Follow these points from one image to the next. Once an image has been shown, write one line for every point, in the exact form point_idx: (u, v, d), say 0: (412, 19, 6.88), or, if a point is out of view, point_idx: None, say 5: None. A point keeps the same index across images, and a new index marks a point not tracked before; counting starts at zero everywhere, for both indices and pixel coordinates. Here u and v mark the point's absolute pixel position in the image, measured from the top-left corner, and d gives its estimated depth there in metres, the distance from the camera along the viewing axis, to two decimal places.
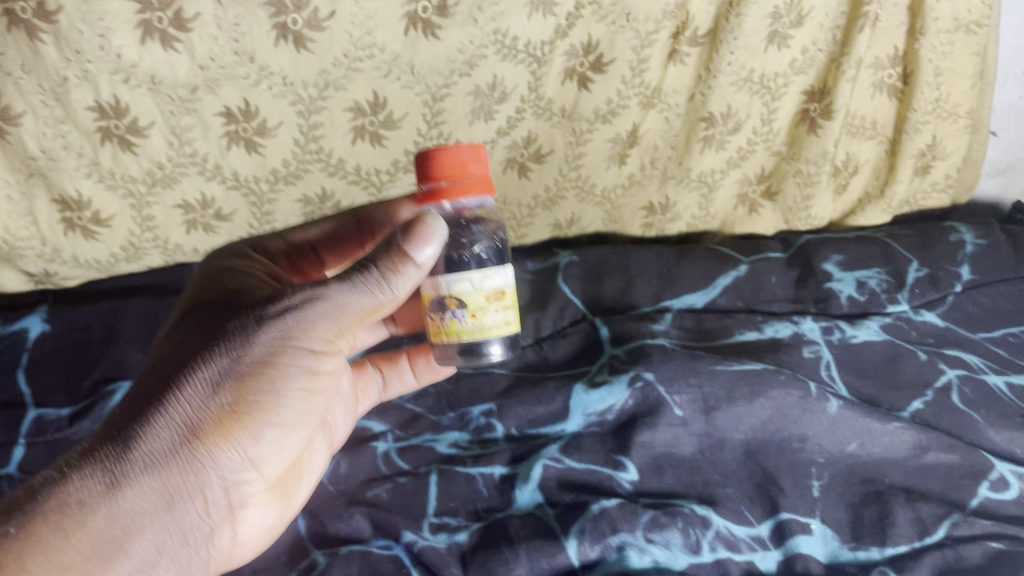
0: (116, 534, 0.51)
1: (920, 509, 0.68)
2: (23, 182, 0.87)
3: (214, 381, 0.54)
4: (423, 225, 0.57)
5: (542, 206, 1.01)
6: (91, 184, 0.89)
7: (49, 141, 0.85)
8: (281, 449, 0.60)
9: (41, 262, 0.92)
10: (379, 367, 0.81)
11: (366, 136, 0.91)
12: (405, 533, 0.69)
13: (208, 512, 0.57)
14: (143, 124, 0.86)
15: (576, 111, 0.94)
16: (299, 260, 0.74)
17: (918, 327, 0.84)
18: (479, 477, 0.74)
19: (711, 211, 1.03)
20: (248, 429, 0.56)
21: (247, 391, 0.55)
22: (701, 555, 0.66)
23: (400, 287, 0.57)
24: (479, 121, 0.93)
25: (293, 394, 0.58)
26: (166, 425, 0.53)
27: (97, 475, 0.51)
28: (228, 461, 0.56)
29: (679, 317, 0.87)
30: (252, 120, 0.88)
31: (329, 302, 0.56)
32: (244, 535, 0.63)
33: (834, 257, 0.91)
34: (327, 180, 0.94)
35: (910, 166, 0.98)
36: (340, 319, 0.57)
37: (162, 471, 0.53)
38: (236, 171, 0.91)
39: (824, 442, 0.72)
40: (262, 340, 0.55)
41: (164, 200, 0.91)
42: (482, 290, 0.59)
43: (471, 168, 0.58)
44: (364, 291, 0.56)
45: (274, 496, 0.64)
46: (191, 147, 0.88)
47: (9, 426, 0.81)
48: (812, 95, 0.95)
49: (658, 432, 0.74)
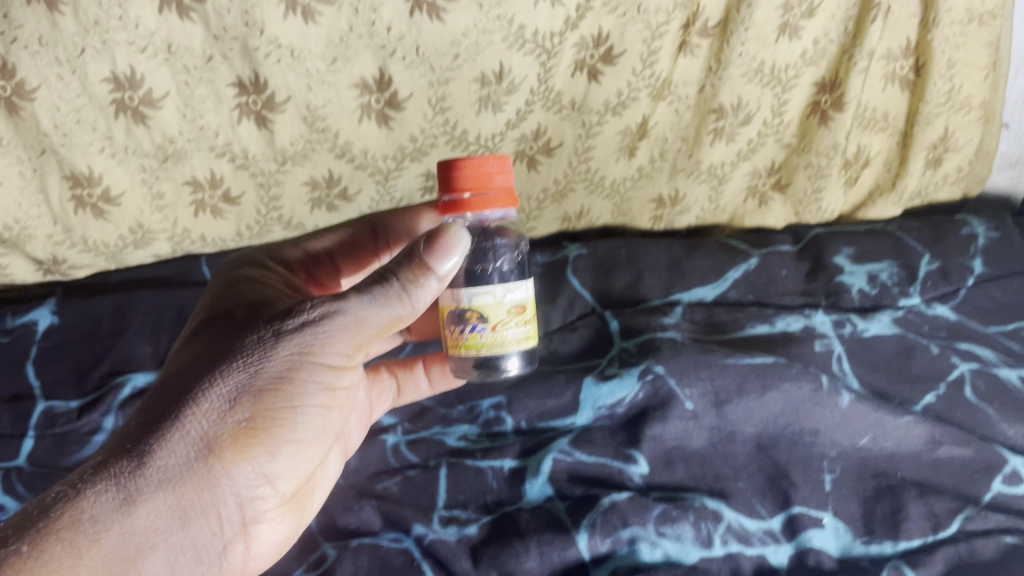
0: (128, 552, 0.50)
1: (934, 504, 0.67)
2: (35, 159, 0.86)
3: (231, 397, 0.54)
4: (446, 238, 0.56)
5: (551, 198, 1.01)
6: (103, 159, 0.87)
7: (63, 117, 0.84)
8: (298, 466, 0.58)
9: (50, 245, 0.91)
10: (393, 372, 0.80)
11: (372, 114, 0.90)
12: (416, 525, 0.69)
13: (222, 529, 0.56)
14: (156, 96, 0.84)
15: (586, 103, 0.93)
16: (316, 268, 0.75)
17: (930, 321, 0.84)
18: (489, 470, 0.74)
19: (722, 204, 1.03)
20: (265, 446, 0.55)
21: (265, 408, 0.54)
22: (713, 549, 0.66)
23: (421, 300, 0.56)
24: (487, 111, 0.92)
25: (312, 411, 0.56)
26: (181, 440, 0.52)
27: (110, 490, 0.50)
28: (245, 478, 0.55)
29: (689, 310, 0.87)
30: (261, 92, 0.86)
31: (349, 317, 0.55)
32: (259, 548, 0.62)
33: (846, 249, 0.90)
34: (334, 163, 0.93)
35: (922, 159, 0.98)
36: (360, 334, 0.56)
37: (176, 487, 0.52)
38: (246, 149, 0.90)
39: (836, 436, 0.72)
40: (279, 356, 0.54)
41: (175, 176, 0.90)
42: (503, 304, 0.59)
43: (496, 179, 0.60)
44: (384, 304, 0.55)
45: (287, 510, 0.64)
46: (203, 120, 0.87)
47: (19, 420, 0.82)
48: (824, 86, 0.94)
49: (669, 425, 0.74)
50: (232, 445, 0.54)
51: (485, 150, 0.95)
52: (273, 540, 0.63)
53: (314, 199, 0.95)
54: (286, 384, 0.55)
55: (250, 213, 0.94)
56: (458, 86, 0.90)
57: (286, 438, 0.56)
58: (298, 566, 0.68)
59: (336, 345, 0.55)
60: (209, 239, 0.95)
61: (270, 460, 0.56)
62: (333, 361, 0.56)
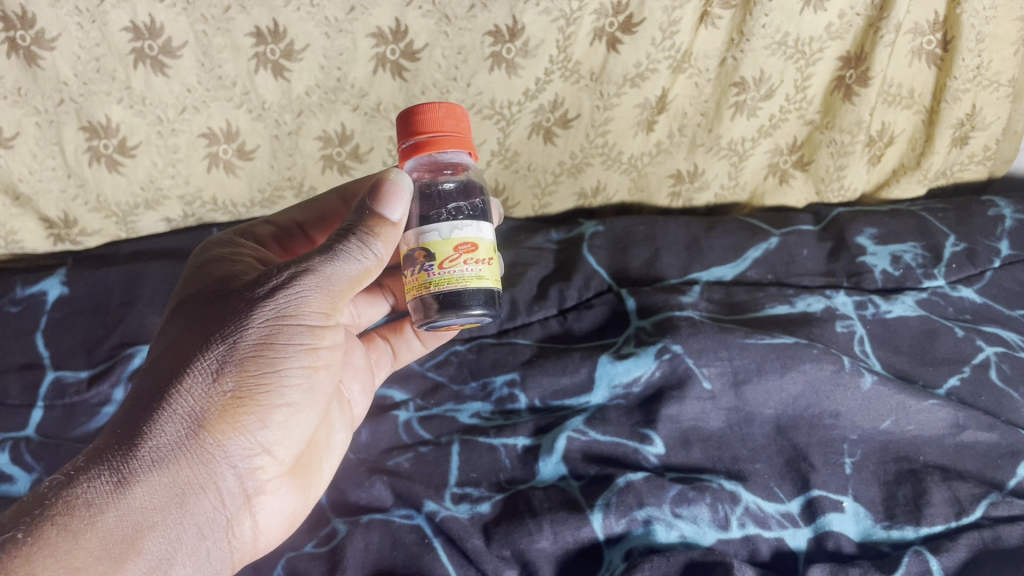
0: (127, 533, 0.50)
1: (957, 489, 0.66)
2: (53, 110, 0.85)
3: (214, 370, 0.54)
4: (389, 183, 0.58)
5: (567, 173, 0.99)
6: (122, 109, 0.87)
7: (83, 65, 0.83)
8: (293, 431, 0.58)
9: (63, 200, 0.91)
10: (387, 338, 0.80)
11: (388, 65, 0.88)
12: (427, 503, 0.68)
13: (223, 503, 0.55)
14: (176, 44, 0.84)
15: (605, 73, 0.91)
16: (289, 240, 0.74)
17: (955, 303, 0.82)
18: (502, 448, 0.73)
19: (741, 181, 1.01)
20: (255, 414, 0.55)
21: (248, 375, 0.54)
22: (729, 531, 0.64)
23: (381, 249, 0.58)
24: (500, 71, 0.90)
25: (298, 372, 0.56)
26: (170, 420, 0.53)
27: (103, 474, 0.51)
28: (239, 449, 0.55)
29: (708, 288, 0.85)
30: (280, 40, 0.85)
31: (317, 275, 0.56)
32: (267, 523, 0.60)
33: (868, 230, 0.90)
34: (348, 117, 0.92)
35: (948, 137, 0.96)
36: (331, 290, 0.56)
37: (170, 466, 0.52)
38: (264, 99, 0.89)
39: (857, 419, 0.71)
40: (256, 323, 0.54)
41: (191, 128, 0.89)
42: (450, 240, 0.58)
43: (447, 123, 0.58)
44: (348, 258, 0.57)
45: (293, 480, 0.62)
46: (221, 69, 0.86)
47: (27, 389, 0.81)
48: (849, 61, 0.92)
49: (686, 406, 0.72)
50: (222, 417, 0.54)
51: (500, 116, 0.93)
52: (283, 513, 0.62)
53: (325, 156, 0.94)
54: (267, 348, 0.55)
55: (264, 171, 0.94)
56: (472, 38, 0.88)
57: (275, 403, 0.55)
58: (308, 540, 0.66)
59: (311, 304, 0.56)
60: (221, 201, 0.95)
61: (262, 428, 0.55)
62: (311, 321, 0.56)
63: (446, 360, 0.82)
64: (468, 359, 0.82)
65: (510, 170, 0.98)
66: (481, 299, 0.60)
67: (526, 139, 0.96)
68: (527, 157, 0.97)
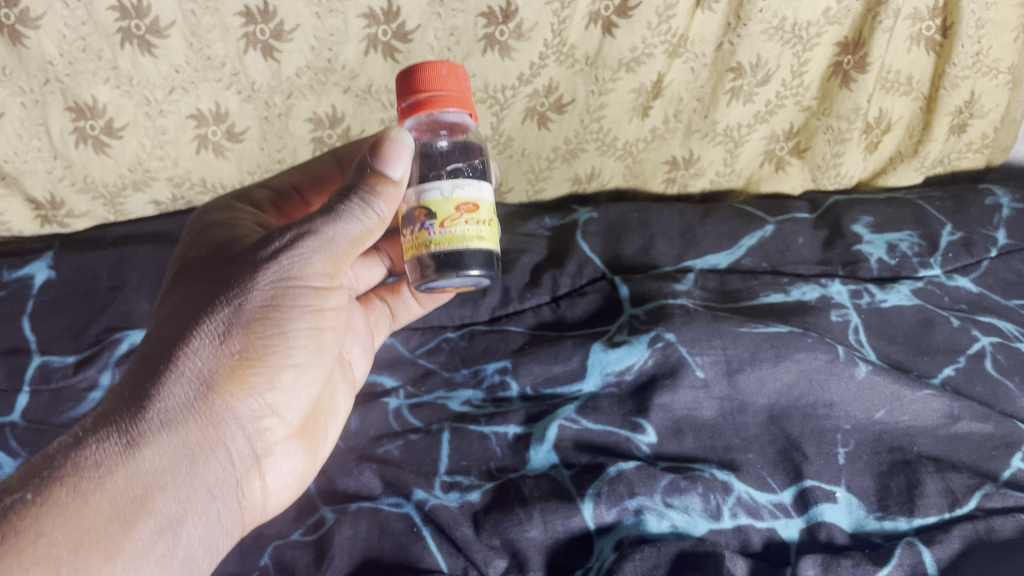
0: (138, 494, 0.49)
1: (951, 480, 0.65)
2: (39, 90, 0.84)
3: (222, 332, 0.54)
4: (390, 142, 0.58)
5: (561, 159, 0.99)
6: (108, 90, 0.85)
7: (68, 45, 0.82)
8: (299, 391, 0.59)
9: (50, 181, 0.91)
10: (385, 299, 0.81)
11: (379, 46, 0.87)
12: (416, 491, 0.67)
13: (233, 464, 0.56)
14: (164, 24, 0.82)
15: (600, 57, 0.90)
16: (284, 203, 0.74)
17: (951, 293, 0.81)
18: (492, 436, 0.72)
19: (737, 168, 1.00)
20: (263, 375, 0.56)
21: (255, 337, 0.55)
22: (721, 521, 0.64)
23: (382, 209, 0.59)
24: (493, 53, 0.89)
25: (303, 333, 0.58)
26: (179, 381, 0.53)
27: (113, 436, 0.50)
28: (248, 409, 0.56)
29: (702, 277, 0.84)
30: (270, 20, 0.84)
31: (319, 237, 0.56)
32: (275, 483, 0.61)
33: (864, 219, 0.89)
34: (339, 99, 0.91)
35: (946, 125, 0.95)
36: (334, 251, 0.57)
37: (179, 427, 0.52)
38: (253, 80, 0.88)
39: (851, 409, 0.70)
40: (262, 284, 0.55)
41: (179, 109, 0.88)
42: (451, 200, 0.57)
43: (449, 82, 0.57)
44: (349, 218, 0.57)
45: (299, 442, 0.63)
46: (210, 49, 0.85)
47: (13, 373, 0.80)
48: (846, 46, 0.90)
49: (679, 395, 0.72)
50: (230, 378, 0.54)
51: (494, 100, 0.92)
52: (290, 473, 0.63)
53: (316, 138, 0.93)
54: (274, 310, 0.55)
55: (253, 153, 0.94)
56: (465, 20, 0.86)
57: (283, 364, 0.57)
58: (296, 528, 0.65)
59: (314, 266, 0.56)
60: (210, 183, 0.95)
61: (270, 388, 0.57)
62: (315, 283, 0.57)
63: (437, 347, 0.82)
64: (460, 347, 0.81)
65: (504, 156, 0.98)
66: (480, 261, 0.60)
67: (520, 124, 0.95)
68: (521, 143, 0.97)
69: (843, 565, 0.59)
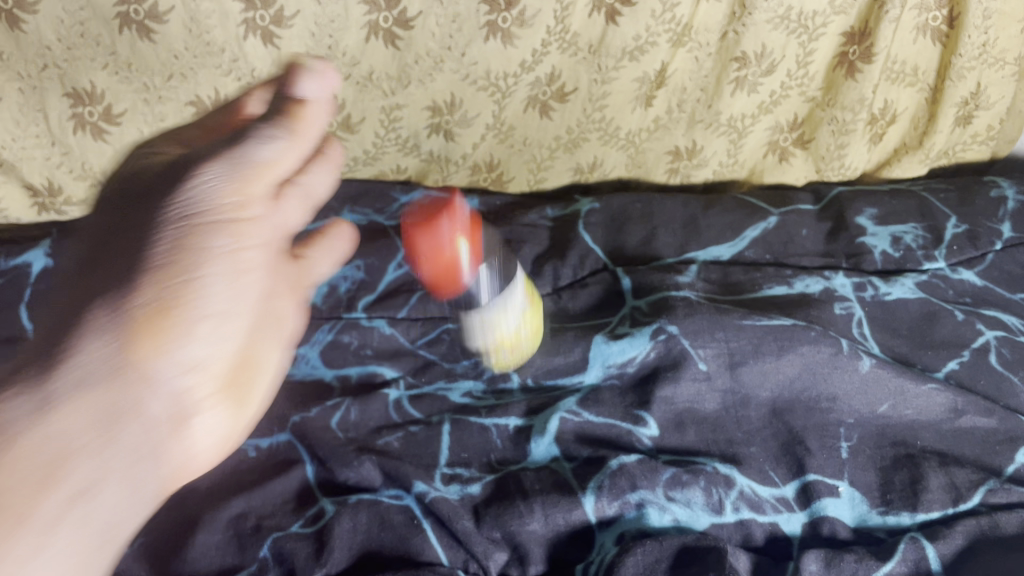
0: (116, 396, 0.44)
1: (955, 475, 0.65)
2: (36, 75, 0.84)
3: (155, 236, 0.47)
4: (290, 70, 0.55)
5: (563, 148, 0.98)
6: (106, 76, 0.85)
7: (66, 29, 0.81)
8: (248, 301, 0.51)
9: (47, 167, 0.90)
10: None
11: (381, 33, 0.85)
12: (417, 483, 0.66)
13: (174, 397, 0.47)
14: (162, 9, 0.81)
15: (603, 46, 0.89)
16: None
17: (955, 286, 0.80)
18: (493, 428, 0.71)
19: (740, 159, 1.01)
20: (204, 277, 0.48)
21: (206, 233, 0.48)
22: (723, 515, 0.63)
23: (326, 102, 0.56)
24: (495, 41, 0.87)
25: (275, 231, 0.54)
26: (101, 304, 0.45)
27: (66, 350, 0.43)
28: (187, 343, 0.48)
29: (705, 269, 0.83)
30: (270, 6, 0.82)
31: (284, 130, 0.53)
32: (214, 428, 0.50)
33: (868, 211, 0.89)
34: (340, 86, 0.90)
35: (951, 116, 0.94)
36: (299, 145, 0.54)
37: (112, 338, 0.44)
38: (253, 67, 0.87)
39: (854, 402, 0.69)
40: (216, 173, 0.50)
41: (177, 96, 0.88)
42: None
43: None
44: (305, 115, 0.54)
45: (236, 385, 0.52)
46: (209, 35, 0.84)
47: None
48: (852, 36, 0.89)
49: (681, 387, 0.71)
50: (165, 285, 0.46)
51: (496, 87, 0.91)
52: (223, 422, 0.51)
53: None
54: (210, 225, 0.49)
55: None
56: (467, 7, 0.84)
57: (245, 268, 0.51)
58: (295, 520, 0.64)
59: (280, 150, 0.53)
60: None
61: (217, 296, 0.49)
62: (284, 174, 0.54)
63: (438, 339, 0.81)
64: (461, 338, 0.80)
65: (505, 145, 0.98)
66: None
67: (522, 113, 0.95)
68: (523, 131, 0.96)
69: (846, 560, 0.59)
